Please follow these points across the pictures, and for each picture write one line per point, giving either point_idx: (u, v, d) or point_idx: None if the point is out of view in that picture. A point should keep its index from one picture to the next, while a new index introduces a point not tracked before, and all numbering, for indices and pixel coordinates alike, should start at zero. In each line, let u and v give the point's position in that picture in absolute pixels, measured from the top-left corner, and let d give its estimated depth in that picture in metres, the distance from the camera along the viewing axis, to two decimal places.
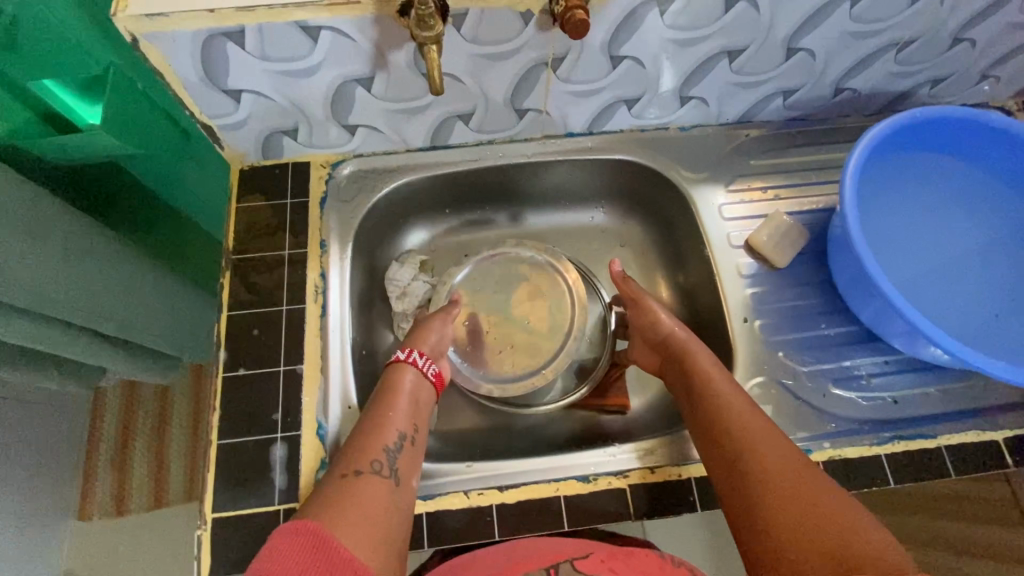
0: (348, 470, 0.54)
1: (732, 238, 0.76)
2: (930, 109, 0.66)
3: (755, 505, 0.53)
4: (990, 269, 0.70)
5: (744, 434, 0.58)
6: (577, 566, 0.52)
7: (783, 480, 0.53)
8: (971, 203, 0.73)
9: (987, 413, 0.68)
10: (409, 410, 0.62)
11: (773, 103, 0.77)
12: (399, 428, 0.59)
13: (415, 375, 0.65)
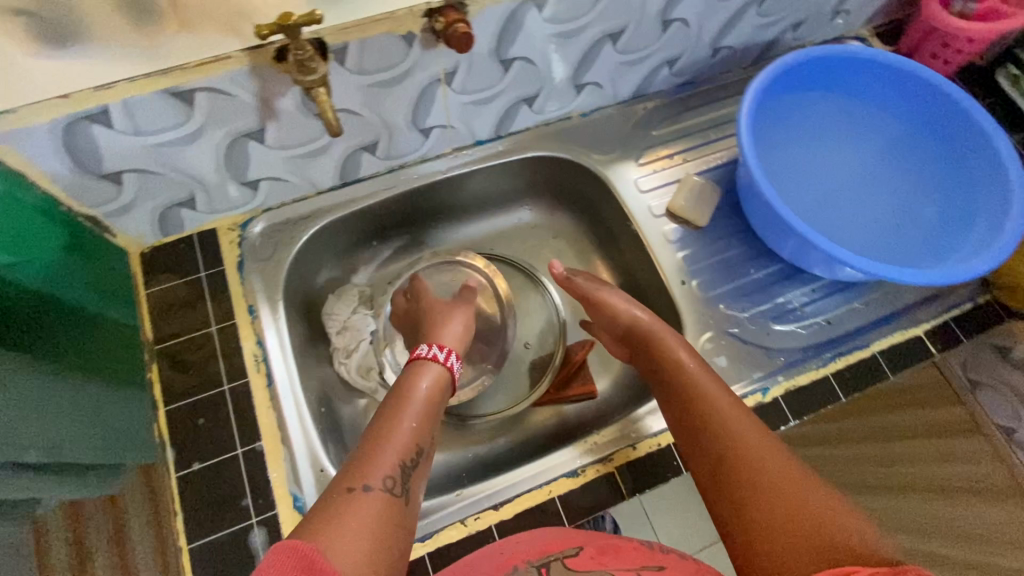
0: (354, 483, 0.47)
1: (653, 209, 0.79)
2: (798, 54, 0.71)
3: (728, 489, 0.49)
4: (881, 189, 0.77)
5: (714, 415, 0.54)
6: (568, 564, 0.49)
7: (755, 459, 0.49)
8: (855, 127, 0.79)
9: (906, 312, 0.74)
10: (421, 415, 0.55)
11: (660, 74, 0.82)
12: (420, 444, 0.53)
13: (432, 377, 0.60)
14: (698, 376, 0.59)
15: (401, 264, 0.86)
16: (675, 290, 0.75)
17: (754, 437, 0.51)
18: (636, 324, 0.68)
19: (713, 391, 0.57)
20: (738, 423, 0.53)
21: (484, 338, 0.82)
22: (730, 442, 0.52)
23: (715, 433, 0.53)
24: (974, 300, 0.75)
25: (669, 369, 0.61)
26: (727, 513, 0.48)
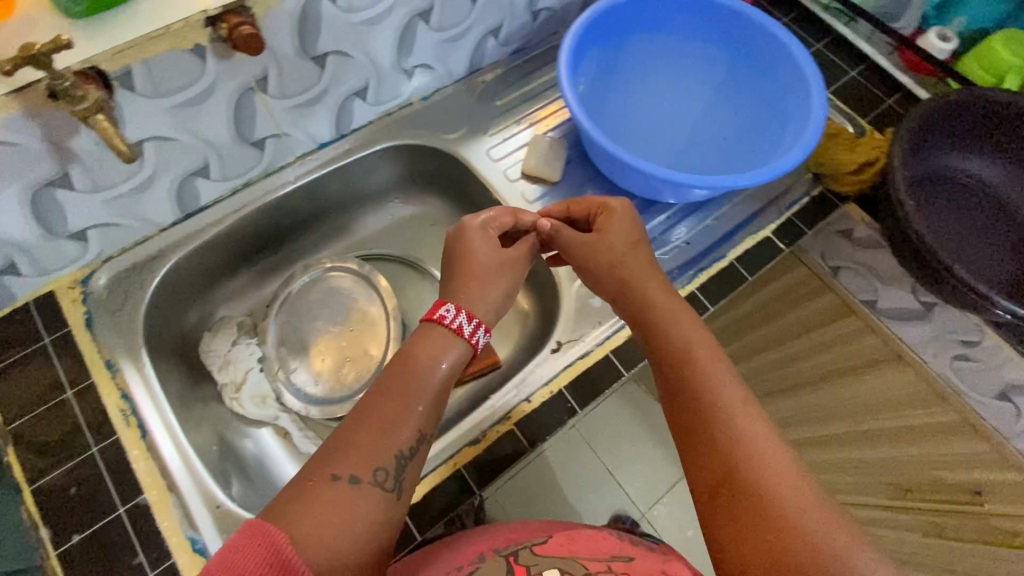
0: (340, 471, 0.44)
1: (509, 174, 0.81)
2: (598, 10, 0.74)
3: (732, 510, 0.43)
4: (716, 123, 0.83)
5: (726, 417, 0.47)
6: (536, 550, 0.47)
7: (768, 484, 0.43)
8: (671, 59, 0.83)
9: (753, 217, 0.80)
10: (432, 398, 0.51)
11: (488, 46, 0.84)
12: (421, 429, 0.49)
13: (453, 342, 0.54)
14: (711, 366, 0.51)
15: (276, 282, 0.84)
16: None
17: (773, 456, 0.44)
18: (642, 301, 0.58)
19: (733, 392, 0.49)
20: (751, 432, 0.46)
21: (375, 341, 0.80)
22: (741, 457, 0.45)
23: (727, 445, 0.46)
24: (810, 194, 0.82)
25: (677, 352, 0.53)
26: (727, 535, 0.43)
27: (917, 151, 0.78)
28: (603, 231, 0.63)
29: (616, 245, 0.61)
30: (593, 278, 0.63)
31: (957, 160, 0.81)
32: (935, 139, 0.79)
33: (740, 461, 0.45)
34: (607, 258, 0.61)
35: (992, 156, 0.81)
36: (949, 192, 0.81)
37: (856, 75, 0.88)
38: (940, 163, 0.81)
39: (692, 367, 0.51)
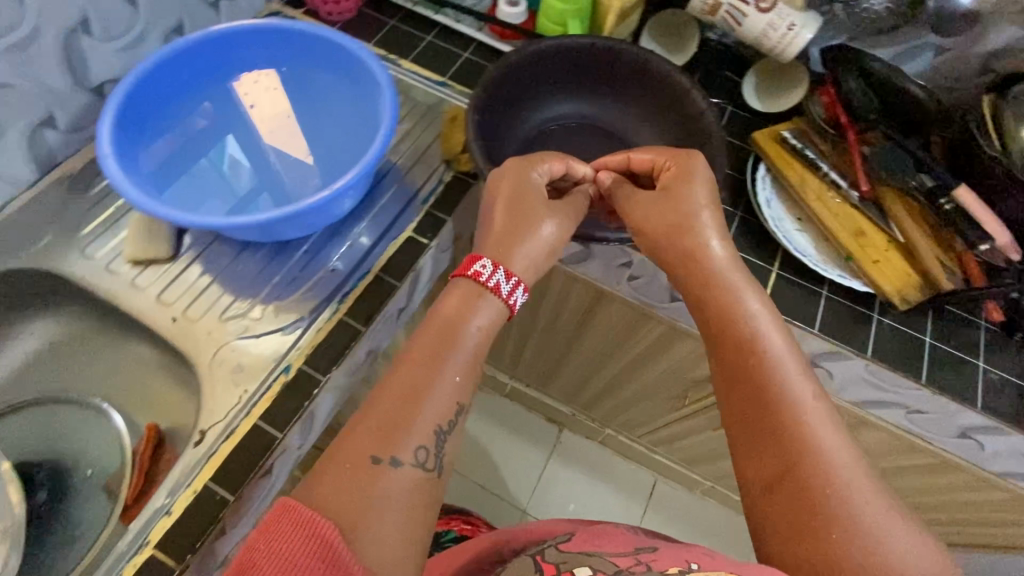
0: (382, 455, 0.52)
1: (109, 265, 0.74)
2: (130, 74, 0.73)
3: (767, 440, 0.55)
4: (327, 148, 0.86)
5: (777, 377, 0.57)
6: (558, 547, 0.56)
7: (805, 436, 0.53)
8: (262, 101, 0.85)
9: (392, 223, 0.80)
10: (467, 358, 0.60)
11: (49, 136, 0.75)
12: (460, 400, 0.58)
13: (493, 307, 0.62)
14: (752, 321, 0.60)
15: None
16: (168, 329, 0.71)
17: (808, 416, 0.54)
18: (705, 271, 0.64)
19: (791, 370, 0.57)
20: (797, 390, 0.56)
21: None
22: (774, 411, 0.55)
23: (774, 398, 0.56)
24: (443, 179, 0.84)
25: (729, 310, 0.62)
26: (755, 461, 0.55)
27: (515, 113, 0.85)
28: (669, 192, 0.68)
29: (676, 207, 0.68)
30: (644, 237, 0.69)
31: (565, 109, 0.89)
32: (532, 98, 0.86)
33: (777, 405, 0.55)
34: (664, 240, 0.67)
35: (596, 96, 0.88)
36: (566, 140, 0.88)
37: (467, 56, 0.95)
38: (552, 117, 0.88)
39: (733, 317, 0.61)
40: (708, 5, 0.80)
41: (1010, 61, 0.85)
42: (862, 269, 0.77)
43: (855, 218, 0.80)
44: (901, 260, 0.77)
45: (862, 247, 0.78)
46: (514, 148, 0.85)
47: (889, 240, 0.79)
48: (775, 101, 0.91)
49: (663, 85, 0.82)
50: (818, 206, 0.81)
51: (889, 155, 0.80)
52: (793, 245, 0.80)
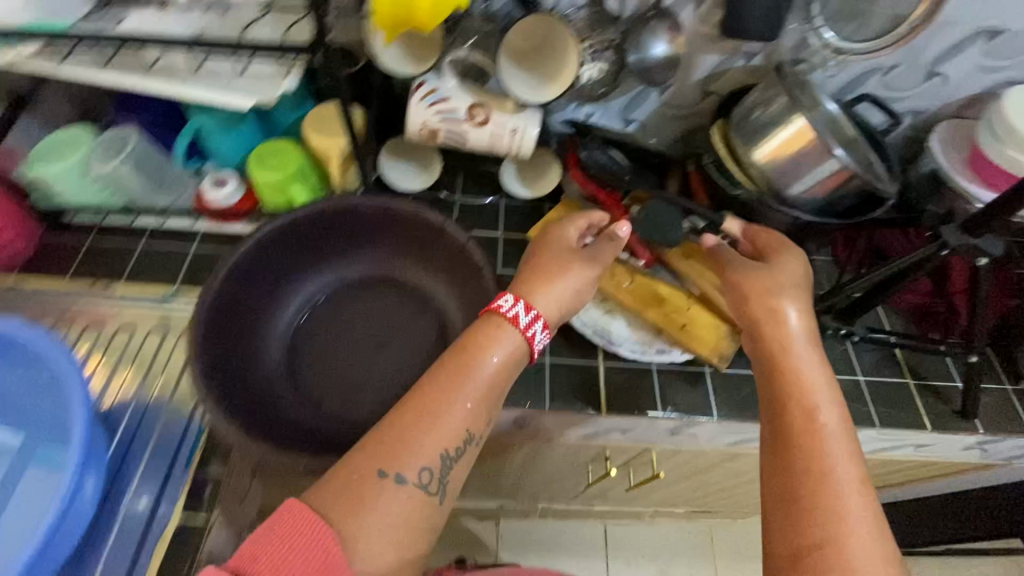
0: (388, 471, 0.51)
1: None
2: None
3: (782, 475, 0.52)
4: (39, 421, 0.67)
5: (812, 419, 0.54)
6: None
7: (818, 477, 0.50)
8: None
9: (152, 516, 0.67)
10: (488, 402, 0.56)
11: None
12: (470, 430, 0.54)
13: (512, 335, 0.58)
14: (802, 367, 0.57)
15: None
16: None
17: (845, 478, 0.50)
18: (773, 329, 0.60)
19: (845, 443, 0.52)
20: (826, 426, 0.53)
21: None
22: (797, 451, 0.52)
23: (804, 433, 0.53)
24: (200, 426, 0.72)
25: (781, 351, 0.59)
26: (773, 487, 0.53)
27: (266, 306, 0.72)
28: (774, 264, 0.65)
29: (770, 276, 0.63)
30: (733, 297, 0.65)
31: (331, 272, 0.77)
32: (282, 280, 0.73)
33: (804, 441, 0.53)
34: (754, 297, 0.63)
35: (359, 247, 0.77)
36: (343, 306, 0.76)
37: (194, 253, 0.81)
38: (319, 286, 0.76)
39: (787, 361, 0.58)
40: (426, 133, 0.74)
41: (718, 81, 0.90)
42: (676, 339, 0.75)
43: (651, 286, 0.78)
44: (706, 312, 0.77)
45: (668, 315, 0.76)
46: (281, 343, 0.72)
47: (688, 296, 0.78)
48: (539, 183, 0.90)
49: (419, 223, 0.74)
50: (616, 288, 0.78)
51: (653, 210, 0.79)
52: (605, 338, 0.77)
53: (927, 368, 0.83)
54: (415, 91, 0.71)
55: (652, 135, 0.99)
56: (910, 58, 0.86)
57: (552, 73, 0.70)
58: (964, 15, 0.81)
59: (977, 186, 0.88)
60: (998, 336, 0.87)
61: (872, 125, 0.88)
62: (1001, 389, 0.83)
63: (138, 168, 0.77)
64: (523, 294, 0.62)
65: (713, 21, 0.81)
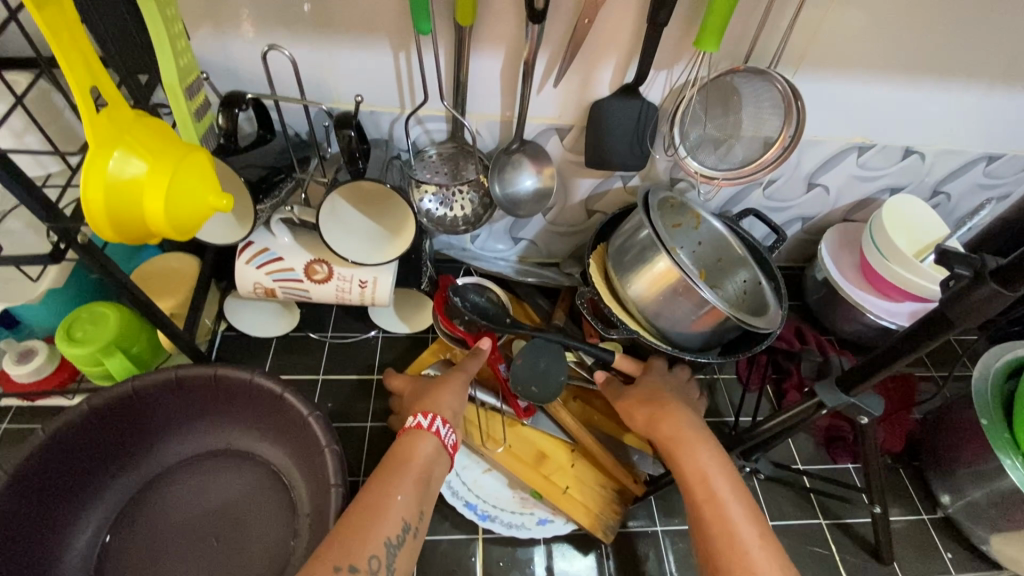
0: (340, 562, 0.45)
1: None
2: None
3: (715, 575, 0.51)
4: None
5: (710, 489, 0.55)
6: None
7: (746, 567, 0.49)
8: None
9: None
10: (418, 492, 0.53)
11: None
12: (403, 517, 0.50)
13: (431, 444, 0.56)
14: (697, 451, 0.57)
15: None
16: None
17: (761, 560, 0.50)
18: (658, 434, 0.61)
19: (749, 522, 0.52)
20: (735, 511, 0.53)
21: None
22: (716, 539, 0.52)
23: (716, 519, 0.53)
24: None
25: (681, 441, 0.59)
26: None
27: (67, 513, 0.60)
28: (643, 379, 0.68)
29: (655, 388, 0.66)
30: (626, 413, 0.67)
31: (161, 452, 0.67)
32: (92, 475, 0.62)
33: (722, 536, 0.52)
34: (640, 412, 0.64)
35: (195, 421, 0.67)
36: (172, 496, 0.65)
37: (6, 427, 0.70)
38: (145, 472, 0.66)
39: (682, 450, 0.58)
40: (261, 292, 0.68)
41: (601, 201, 0.86)
42: (557, 506, 0.68)
43: (532, 441, 0.73)
44: (588, 468, 0.72)
45: (548, 477, 0.70)
46: (87, 554, 0.60)
47: (571, 450, 0.74)
48: (417, 317, 0.85)
49: (259, 394, 0.64)
50: (497, 442, 0.71)
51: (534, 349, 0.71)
52: (477, 510, 0.69)
53: (838, 505, 0.77)
54: (241, 252, 0.65)
55: (545, 249, 0.94)
56: (788, 173, 0.85)
57: (400, 217, 0.65)
58: (832, 134, 0.79)
59: (868, 297, 0.85)
60: (908, 456, 0.82)
61: (757, 240, 0.84)
62: (918, 519, 0.78)
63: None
64: (431, 409, 0.60)
65: (581, 149, 0.77)
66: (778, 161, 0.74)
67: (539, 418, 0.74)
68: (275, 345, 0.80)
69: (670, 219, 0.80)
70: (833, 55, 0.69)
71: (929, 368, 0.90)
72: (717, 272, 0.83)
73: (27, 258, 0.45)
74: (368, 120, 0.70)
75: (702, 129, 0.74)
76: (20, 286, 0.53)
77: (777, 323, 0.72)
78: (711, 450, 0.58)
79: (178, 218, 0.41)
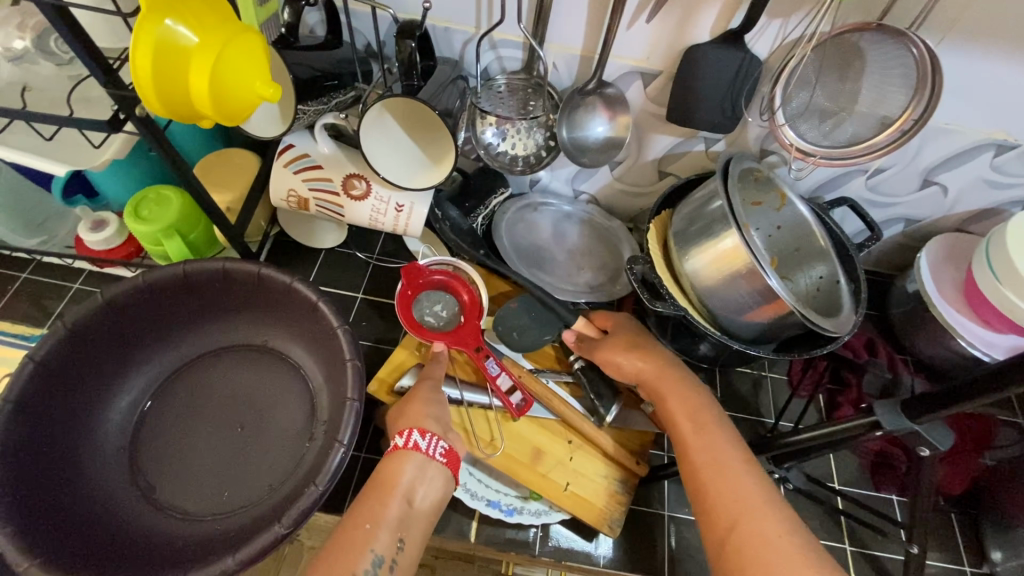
0: None
1: None
2: None
3: (703, 507, 0.51)
4: None
5: (696, 423, 0.56)
6: None
7: (731, 491, 0.50)
8: None
9: None
10: (397, 519, 0.50)
11: None
12: (376, 550, 0.48)
13: (417, 462, 0.53)
14: (683, 393, 0.59)
15: None
16: None
17: (744, 482, 0.51)
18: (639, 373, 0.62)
19: (734, 453, 0.53)
20: (718, 443, 0.54)
21: None
22: (702, 471, 0.52)
23: (699, 447, 0.54)
24: None
25: (664, 380, 0.61)
26: (702, 513, 0.51)
27: (112, 372, 0.65)
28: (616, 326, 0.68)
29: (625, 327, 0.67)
30: (612, 363, 0.64)
31: (202, 337, 0.70)
32: (139, 342, 0.66)
33: (706, 466, 0.53)
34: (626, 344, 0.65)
35: (235, 314, 0.70)
36: (207, 378, 0.69)
37: (78, 286, 0.77)
38: (186, 351, 0.69)
39: (669, 390, 0.59)
40: (295, 201, 0.68)
41: (677, 162, 0.78)
42: (557, 504, 0.66)
43: (528, 439, 0.68)
44: (587, 459, 0.69)
45: (547, 475, 0.66)
46: (127, 414, 0.65)
47: (568, 442, 0.69)
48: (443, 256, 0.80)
49: (296, 299, 0.66)
50: (500, 445, 0.66)
51: (530, 304, 0.72)
52: (501, 506, 0.67)
53: (869, 534, 0.71)
54: (281, 153, 0.65)
55: (606, 207, 0.88)
56: (901, 164, 0.73)
57: (444, 147, 0.62)
58: (968, 124, 0.67)
59: (966, 322, 0.74)
60: (966, 502, 0.74)
61: (845, 235, 0.75)
62: (959, 571, 0.70)
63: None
64: (419, 423, 0.56)
65: (664, 100, 0.70)
66: (888, 147, 0.63)
67: (534, 408, 0.69)
68: (322, 257, 0.82)
69: (751, 195, 0.72)
70: (995, 25, 0.57)
71: (1017, 414, 0.79)
72: (791, 262, 0.75)
73: (88, 123, 0.46)
74: (440, 35, 0.66)
75: (810, 96, 0.64)
76: (82, 155, 0.54)
77: (847, 328, 0.64)
78: (692, 390, 0.60)
79: (224, 102, 0.42)
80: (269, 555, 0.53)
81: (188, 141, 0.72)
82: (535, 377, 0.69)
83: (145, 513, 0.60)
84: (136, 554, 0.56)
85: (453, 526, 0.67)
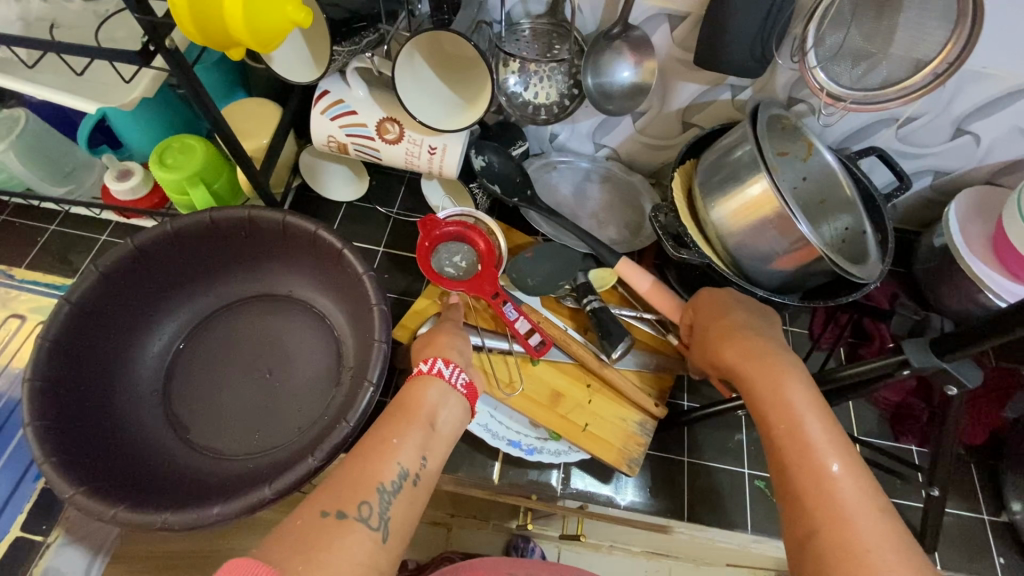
0: (328, 507, 0.45)
1: None
2: None
3: (790, 502, 0.46)
4: None
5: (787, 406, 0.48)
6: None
7: (825, 500, 0.44)
8: None
9: None
10: (421, 437, 0.51)
11: None
12: (401, 462, 0.49)
13: (439, 387, 0.54)
14: (779, 369, 0.50)
15: None
16: None
17: (843, 486, 0.44)
18: (723, 352, 0.54)
19: (830, 449, 0.46)
20: (817, 437, 0.46)
21: None
22: (791, 473, 0.46)
23: (789, 438, 0.47)
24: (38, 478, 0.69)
25: (762, 367, 0.50)
26: (788, 509, 0.46)
27: (144, 315, 0.66)
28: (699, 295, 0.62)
29: (725, 296, 0.59)
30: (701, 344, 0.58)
31: (228, 286, 0.71)
32: (167, 290, 0.67)
33: (797, 466, 0.46)
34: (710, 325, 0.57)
35: (261, 264, 0.70)
36: (231, 325, 0.70)
37: (106, 238, 0.79)
38: (213, 301, 0.71)
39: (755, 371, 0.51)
40: (335, 146, 0.68)
41: (701, 113, 0.77)
42: (578, 444, 0.67)
43: (547, 381, 0.69)
44: (606, 402, 0.70)
45: (566, 417, 0.68)
46: (160, 357, 0.67)
47: (587, 386, 0.70)
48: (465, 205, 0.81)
49: (320, 247, 0.66)
50: (517, 387, 0.68)
51: (551, 254, 0.74)
52: (522, 446, 0.68)
53: (888, 482, 0.72)
54: (317, 102, 0.64)
55: (627, 162, 0.87)
56: (935, 112, 0.71)
57: (478, 87, 0.62)
58: (1007, 67, 0.65)
59: (993, 273, 0.72)
60: (985, 454, 0.74)
61: (872, 185, 0.73)
62: (975, 519, 0.71)
63: (23, 154, 0.70)
64: (449, 356, 0.57)
65: (691, 45, 0.68)
66: (922, 89, 0.62)
67: (552, 353, 0.70)
68: (344, 211, 0.82)
69: (779, 144, 0.70)
70: None
71: None
72: (816, 214, 0.73)
73: (118, 53, 0.47)
74: None
75: (844, 36, 0.63)
76: (117, 92, 0.55)
77: (875, 276, 0.63)
78: (791, 374, 0.50)
79: (256, 25, 0.42)
80: (300, 487, 0.54)
81: (212, 92, 0.73)
82: (552, 323, 0.70)
83: (179, 452, 0.62)
84: (172, 486, 0.57)
85: (477, 468, 0.69)
